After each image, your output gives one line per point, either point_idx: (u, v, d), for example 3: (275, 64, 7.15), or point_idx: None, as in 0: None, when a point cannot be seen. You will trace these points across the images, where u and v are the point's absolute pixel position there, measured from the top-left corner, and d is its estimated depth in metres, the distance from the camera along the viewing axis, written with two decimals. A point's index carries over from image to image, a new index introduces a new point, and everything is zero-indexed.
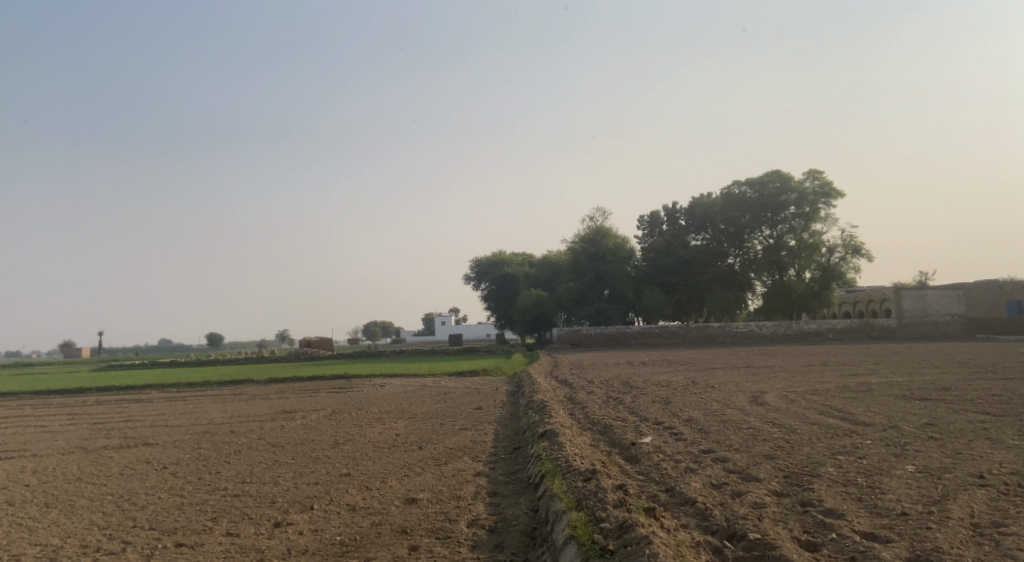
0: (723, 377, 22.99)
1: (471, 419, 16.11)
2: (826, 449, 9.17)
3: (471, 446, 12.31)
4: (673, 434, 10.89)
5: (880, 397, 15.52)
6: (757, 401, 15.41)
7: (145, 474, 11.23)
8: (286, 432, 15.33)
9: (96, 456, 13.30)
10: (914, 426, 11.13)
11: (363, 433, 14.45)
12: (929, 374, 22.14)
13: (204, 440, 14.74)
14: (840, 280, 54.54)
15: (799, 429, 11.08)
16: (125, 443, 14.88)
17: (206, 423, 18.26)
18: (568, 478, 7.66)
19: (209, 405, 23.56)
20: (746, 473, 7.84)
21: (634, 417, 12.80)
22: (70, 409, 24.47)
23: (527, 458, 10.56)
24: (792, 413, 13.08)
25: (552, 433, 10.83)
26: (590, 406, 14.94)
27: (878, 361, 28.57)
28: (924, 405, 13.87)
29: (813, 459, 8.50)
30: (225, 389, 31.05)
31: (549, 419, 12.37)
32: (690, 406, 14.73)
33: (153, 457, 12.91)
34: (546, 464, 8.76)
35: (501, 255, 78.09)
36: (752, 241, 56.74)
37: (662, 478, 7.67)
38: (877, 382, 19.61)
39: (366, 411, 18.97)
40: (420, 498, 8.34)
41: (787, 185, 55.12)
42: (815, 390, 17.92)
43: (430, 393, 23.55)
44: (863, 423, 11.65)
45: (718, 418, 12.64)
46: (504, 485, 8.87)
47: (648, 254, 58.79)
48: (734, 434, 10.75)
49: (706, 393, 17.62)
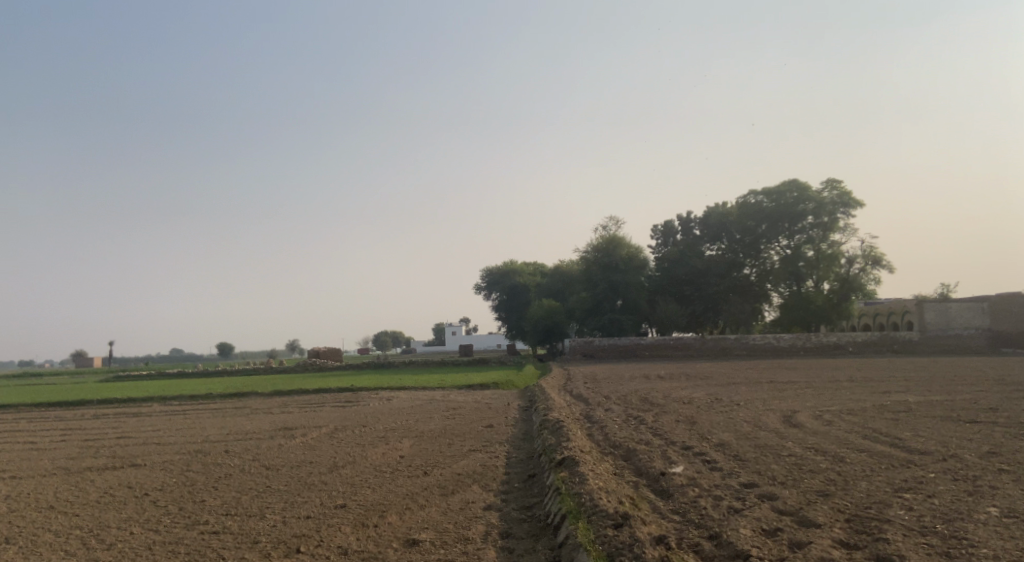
0: (748, 394, 21.74)
1: (482, 438, 14.99)
2: (886, 485, 8.02)
3: (481, 471, 11.24)
4: (706, 462, 9.76)
5: (924, 419, 14.27)
6: (790, 421, 14.28)
7: (121, 502, 10.18)
8: (284, 453, 14.32)
9: (77, 480, 12.29)
10: (976, 456, 9.92)
11: (365, 455, 13.38)
12: (967, 392, 20.87)
13: (195, 462, 13.72)
14: (859, 291, 53.10)
15: (846, 458, 9.91)
16: (110, 465, 13.89)
17: (202, 441, 17.25)
18: (593, 522, 6.59)
19: (209, 420, 22.62)
20: (801, 516, 6.75)
21: (660, 440, 11.69)
22: (66, 423, 23.58)
23: (544, 489, 9.46)
24: (833, 438, 11.93)
25: (570, 460, 9.73)
26: (609, 426, 13.87)
27: (907, 377, 27.26)
28: (977, 429, 12.61)
29: (875, 499, 7.37)
30: (228, 402, 30.07)
31: (568, 443, 11.27)
32: (717, 427, 13.62)
33: (137, 481, 11.92)
34: (566, 501, 7.66)
35: (513, 264, 76.87)
36: (769, 251, 55.52)
37: (705, 522, 6.57)
38: (915, 401, 18.39)
39: (370, 429, 17.89)
40: (422, 540, 7.27)
41: (805, 195, 53.69)
42: (850, 409, 16.70)
43: (439, 408, 22.46)
44: (916, 450, 10.48)
45: (752, 443, 11.48)
46: (517, 524, 7.82)
47: (662, 264, 57.47)
48: (775, 463, 9.62)
49: (732, 412, 16.43)
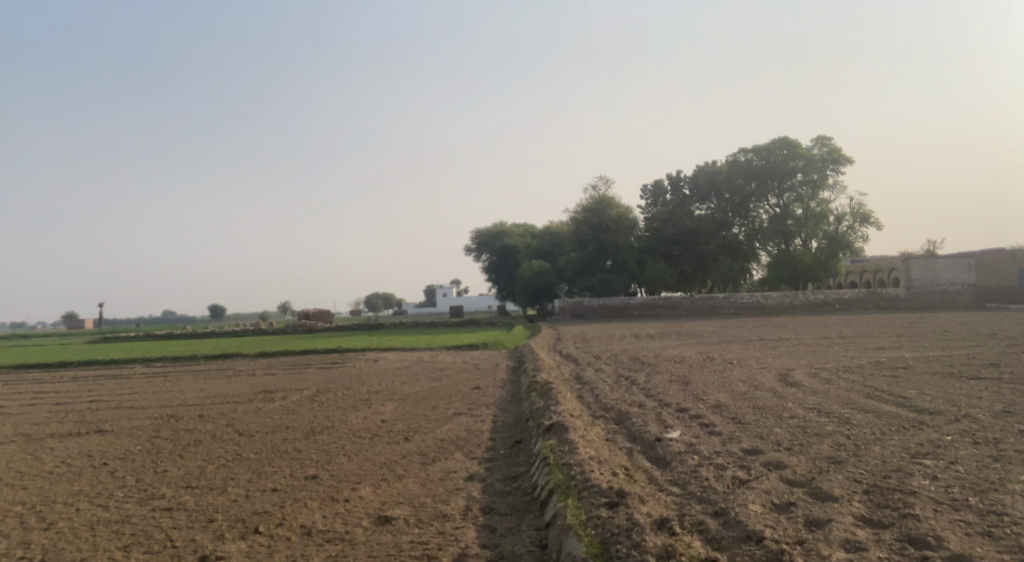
0: (742, 352, 21.20)
1: (467, 401, 14.32)
2: (902, 451, 7.34)
3: (465, 437, 10.54)
4: (703, 426, 9.07)
5: (925, 375, 13.70)
6: (787, 380, 13.71)
7: (76, 474, 9.41)
8: (259, 418, 13.60)
9: (34, 448, 11.52)
10: (990, 415, 9.30)
11: (343, 420, 12.68)
12: (962, 347, 20.40)
13: (164, 428, 12.93)
14: (847, 250, 52.70)
15: (853, 419, 9.26)
16: (74, 430, 13.13)
17: (176, 404, 16.52)
18: (585, 500, 5.90)
19: (188, 382, 21.90)
20: (815, 487, 6.07)
21: (653, 402, 11.04)
22: (41, 386, 22.79)
23: (532, 458, 8.81)
24: (833, 397, 11.33)
25: (559, 427, 9.03)
26: (600, 387, 13.20)
27: (900, 332, 26.84)
28: (984, 387, 12.01)
29: (893, 467, 6.70)
30: (210, 364, 29.30)
31: (556, 406, 10.56)
32: (713, 386, 13.01)
33: (100, 449, 11.18)
34: (555, 474, 6.95)
35: (502, 225, 75.58)
36: (758, 210, 54.80)
37: (709, 496, 5.89)
38: (912, 357, 17.84)
39: (353, 391, 17.24)
40: (395, 517, 6.55)
41: (795, 151, 52.63)
42: (848, 366, 16.12)
43: (425, 369, 21.81)
44: (925, 410, 9.87)
45: (750, 403, 10.81)
46: (501, 498, 7.15)
47: (652, 224, 56.71)
48: (778, 426, 8.95)
49: (726, 371, 15.84)
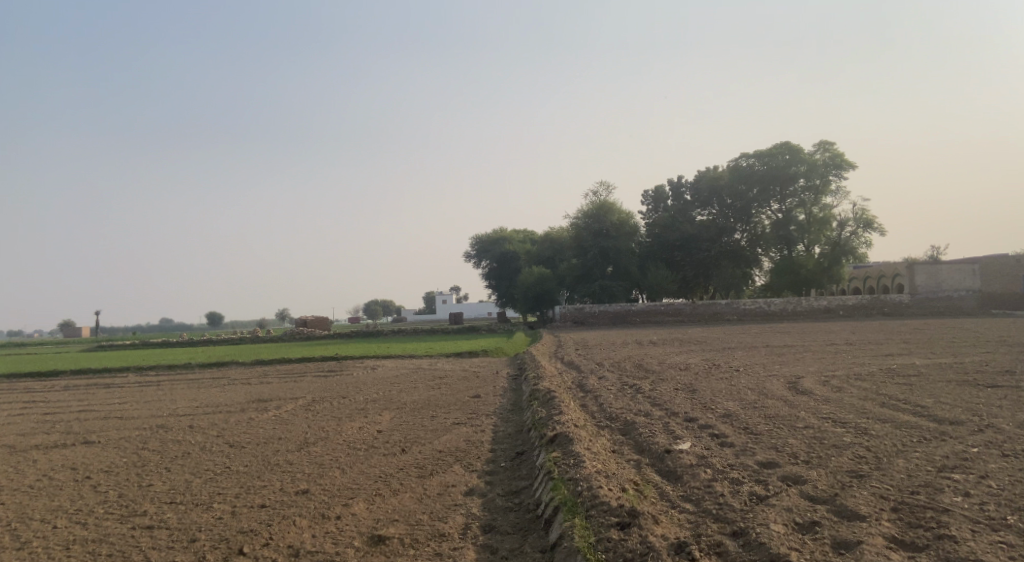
0: (747, 359, 20.78)
1: (467, 410, 13.89)
2: (928, 464, 6.92)
3: (464, 449, 10.13)
4: (714, 437, 8.66)
5: (940, 383, 13.29)
6: (797, 388, 13.30)
7: (57, 488, 8.99)
8: (252, 428, 13.17)
9: (18, 460, 11.10)
10: (1013, 425, 8.89)
11: (339, 430, 12.27)
12: (972, 354, 20.02)
13: (152, 439, 12.48)
14: (850, 255, 52.30)
15: (871, 430, 8.83)
16: (61, 442, 12.70)
17: (167, 414, 16.07)
18: (593, 521, 5.48)
19: (182, 391, 21.46)
20: (839, 505, 5.67)
21: (660, 412, 10.63)
22: (32, 395, 22.34)
23: (534, 471, 8.40)
24: (847, 406, 10.91)
25: (562, 438, 8.63)
26: (604, 395, 12.79)
27: (907, 339, 26.42)
28: (1001, 395, 11.61)
29: (921, 481, 6.29)
30: (205, 372, 28.78)
31: (559, 416, 10.14)
32: (720, 394, 12.60)
33: (84, 461, 10.74)
34: (559, 489, 6.53)
35: (502, 231, 75.27)
36: (760, 215, 54.48)
37: (725, 515, 5.48)
38: (923, 364, 17.43)
39: (349, 400, 16.80)
40: (389, 537, 6.14)
41: (797, 157, 52.37)
42: (858, 374, 15.71)
43: (425, 377, 21.38)
44: (946, 419, 9.45)
45: (761, 413, 10.39)
46: (503, 516, 6.73)
47: (652, 230, 56.36)
48: (793, 436, 8.53)
49: (733, 378, 15.43)
